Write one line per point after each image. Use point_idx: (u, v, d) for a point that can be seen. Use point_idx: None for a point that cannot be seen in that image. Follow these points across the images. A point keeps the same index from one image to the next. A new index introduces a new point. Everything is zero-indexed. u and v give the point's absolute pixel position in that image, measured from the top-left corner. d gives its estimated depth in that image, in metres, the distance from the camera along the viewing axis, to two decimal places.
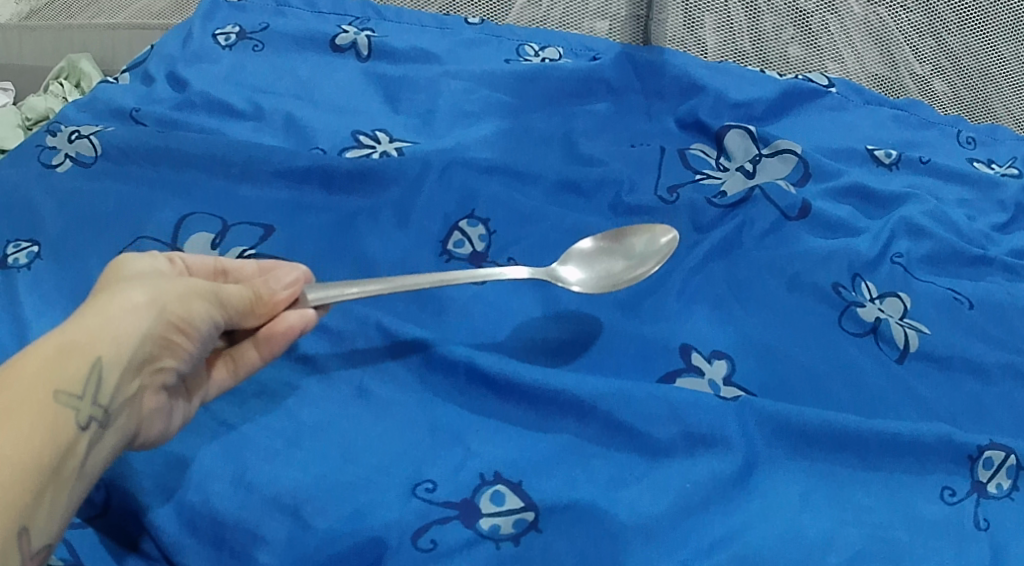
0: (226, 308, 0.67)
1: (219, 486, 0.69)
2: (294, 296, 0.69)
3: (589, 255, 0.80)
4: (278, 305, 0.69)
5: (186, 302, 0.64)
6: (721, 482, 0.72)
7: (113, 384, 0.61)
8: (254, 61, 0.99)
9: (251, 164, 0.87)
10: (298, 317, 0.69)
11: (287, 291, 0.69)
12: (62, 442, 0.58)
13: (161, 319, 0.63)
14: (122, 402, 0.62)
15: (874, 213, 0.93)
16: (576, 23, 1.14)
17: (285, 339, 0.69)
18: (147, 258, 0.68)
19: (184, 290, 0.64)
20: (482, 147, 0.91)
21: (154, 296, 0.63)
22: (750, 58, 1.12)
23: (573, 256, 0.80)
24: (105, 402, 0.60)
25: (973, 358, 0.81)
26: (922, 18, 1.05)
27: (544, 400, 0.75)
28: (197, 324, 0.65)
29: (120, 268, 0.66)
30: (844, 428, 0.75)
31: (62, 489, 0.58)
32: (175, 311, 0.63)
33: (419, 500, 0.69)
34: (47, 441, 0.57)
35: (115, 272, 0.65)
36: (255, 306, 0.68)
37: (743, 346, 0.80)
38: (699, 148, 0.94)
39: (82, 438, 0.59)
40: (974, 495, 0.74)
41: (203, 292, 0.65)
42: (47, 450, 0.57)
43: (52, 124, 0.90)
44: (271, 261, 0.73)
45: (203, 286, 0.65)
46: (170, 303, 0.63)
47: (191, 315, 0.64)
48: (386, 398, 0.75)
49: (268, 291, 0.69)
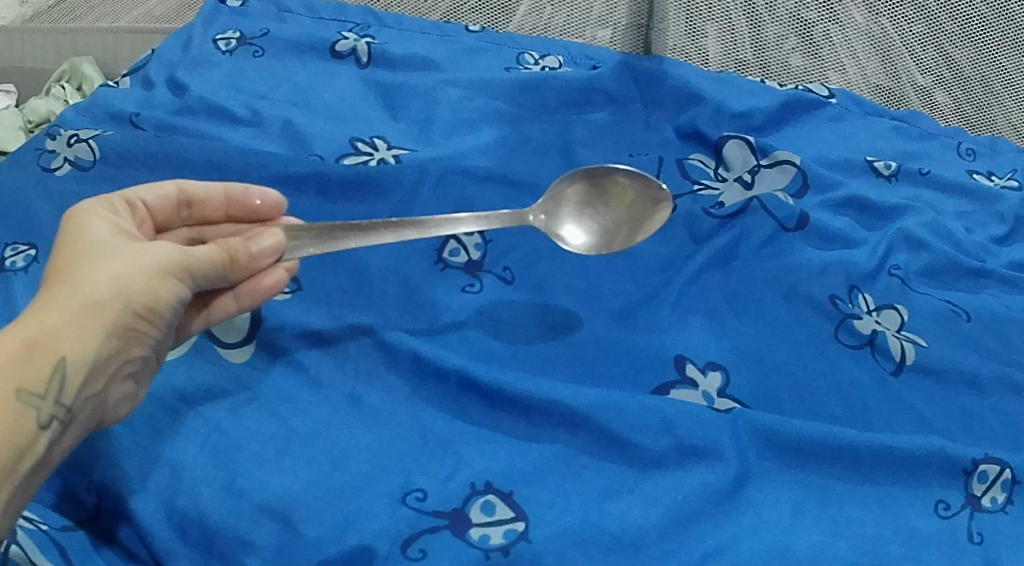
0: (196, 279, 0.67)
1: (209, 492, 0.69)
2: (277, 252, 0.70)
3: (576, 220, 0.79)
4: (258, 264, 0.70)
5: (151, 288, 0.64)
6: (712, 494, 0.72)
7: (77, 380, 0.62)
8: (254, 67, 0.99)
9: (248, 171, 0.87)
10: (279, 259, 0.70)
11: (267, 257, 0.69)
12: (21, 442, 0.60)
13: (125, 308, 0.64)
14: (87, 392, 0.63)
15: (872, 225, 0.93)
16: (577, 32, 1.14)
17: (268, 292, 0.73)
18: (111, 219, 0.68)
19: (150, 278, 0.64)
20: (479, 155, 0.91)
21: (119, 287, 0.63)
22: (751, 67, 1.12)
23: (564, 221, 0.79)
24: (68, 401, 0.62)
25: (970, 372, 0.81)
26: (924, 28, 1.05)
27: (536, 410, 0.74)
28: (164, 305, 0.66)
29: (83, 237, 0.66)
30: (838, 441, 0.74)
31: (23, 484, 0.61)
32: (140, 300, 0.64)
33: (409, 508, 0.69)
34: (7, 443, 0.59)
35: (78, 241, 0.65)
36: (230, 270, 0.69)
37: (737, 358, 0.80)
38: (697, 158, 0.94)
39: (43, 436, 0.61)
40: (968, 509, 0.74)
41: (169, 272, 0.65)
42: (6, 452, 0.59)
43: (52, 127, 0.91)
44: (239, 192, 0.75)
45: (170, 269, 0.65)
46: (134, 291, 0.64)
47: (157, 300, 0.65)
48: (378, 406, 0.75)
49: (245, 253, 0.69)
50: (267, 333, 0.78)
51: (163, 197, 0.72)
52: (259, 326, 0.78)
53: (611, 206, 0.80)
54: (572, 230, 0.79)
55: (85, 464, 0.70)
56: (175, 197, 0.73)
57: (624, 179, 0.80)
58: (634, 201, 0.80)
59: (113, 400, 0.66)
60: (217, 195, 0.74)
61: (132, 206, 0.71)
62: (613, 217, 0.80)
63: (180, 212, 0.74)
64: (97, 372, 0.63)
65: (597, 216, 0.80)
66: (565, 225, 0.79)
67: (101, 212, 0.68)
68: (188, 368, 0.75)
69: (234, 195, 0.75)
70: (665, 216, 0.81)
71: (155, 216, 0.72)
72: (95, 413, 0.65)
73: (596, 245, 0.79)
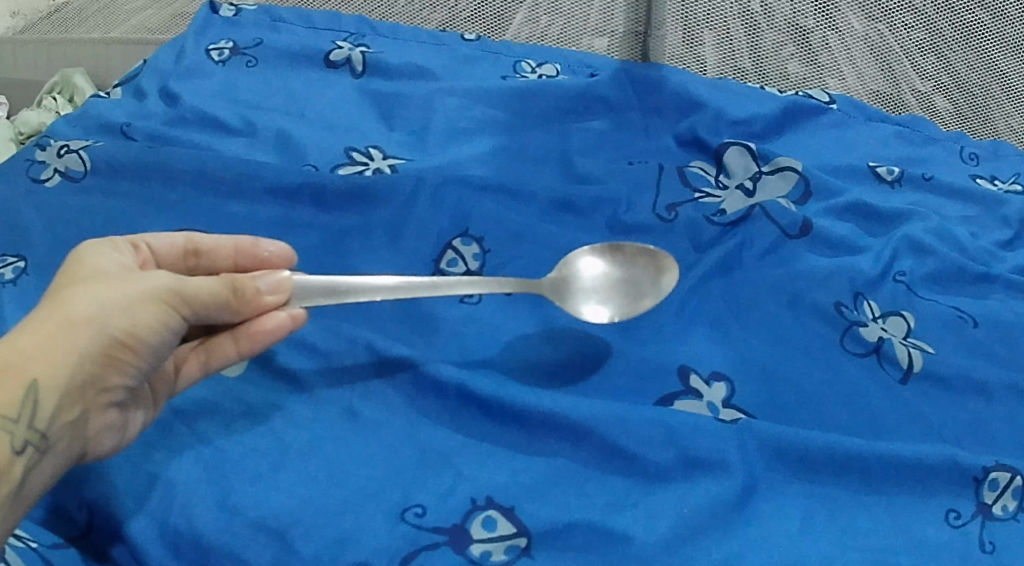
0: (189, 306, 0.64)
1: (203, 508, 0.68)
2: (281, 301, 0.66)
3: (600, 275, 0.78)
4: (261, 307, 0.66)
5: (133, 315, 0.62)
6: (720, 506, 0.70)
7: (50, 405, 0.60)
8: (247, 77, 0.98)
9: (242, 181, 0.86)
10: (286, 316, 0.68)
11: (272, 295, 0.66)
12: None
13: (104, 334, 0.61)
14: (63, 418, 0.61)
15: (876, 232, 0.91)
16: (574, 40, 1.12)
17: (270, 335, 0.68)
18: (110, 253, 0.66)
19: (131, 301, 0.62)
20: (476, 165, 0.90)
21: (98, 311, 0.61)
22: (749, 75, 1.11)
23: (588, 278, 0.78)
24: (41, 426, 0.60)
25: (979, 379, 0.79)
26: (923, 35, 1.04)
27: (537, 423, 0.73)
28: (149, 333, 0.63)
29: (77, 265, 0.64)
30: (846, 451, 0.73)
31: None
32: (120, 325, 0.62)
33: (408, 525, 0.68)
34: None
35: (74, 268, 0.64)
36: (232, 303, 0.65)
37: (741, 368, 0.78)
38: (698, 166, 0.93)
39: (17, 461, 0.59)
40: (979, 517, 0.72)
41: (155, 296, 0.63)
42: None
43: (43, 137, 0.89)
44: (250, 242, 0.72)
45: (155, 294, 0.63)
46: (115, 317, 0.62)
47: (138, 326, 0.62)
48: (376, 420, 0.73)
49: (251, 286, 0.65)
50: (261, 348, 0.76)
51: (169, 243, 0.70)
52: None
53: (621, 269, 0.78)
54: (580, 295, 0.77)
55: (76, 479, 0.68)
56: (182, 245, 0.71)
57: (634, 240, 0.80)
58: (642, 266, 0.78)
59: (93, 430, 0.64)
60: (226, 245, 0.71)
61: (134, 247, 0.69)
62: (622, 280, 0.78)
63: (188, 261, 0.71)
64: (73, 398, 0.61)
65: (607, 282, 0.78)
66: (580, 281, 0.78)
67: (102, 247, 0.67)
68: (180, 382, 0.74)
69: (245, 245, 0.72)
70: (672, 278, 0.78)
71: (159, 259, 0.70)
72: (75, 443, 0.63)
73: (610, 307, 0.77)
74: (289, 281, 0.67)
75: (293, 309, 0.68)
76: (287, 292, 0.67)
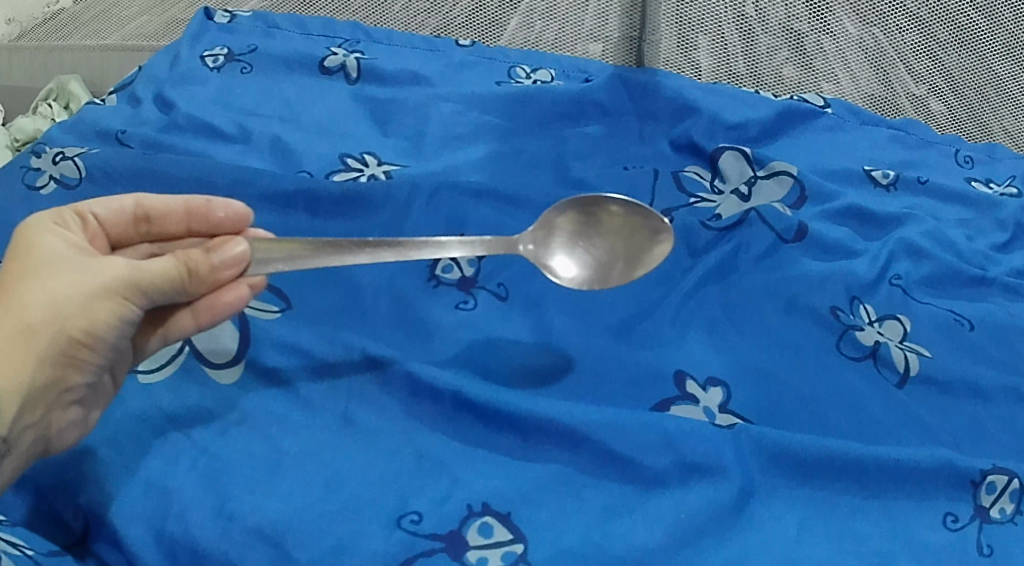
0: (145, 295, 0.64)
1: (199, 515, 0.67)
2: (240, 272, 0.66)
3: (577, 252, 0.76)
4: (219, 280, 0.66)
5: (89, 311, 0.62)
6: (717, 511, 0.70)
7: (11, 408, 0.62)
8: (242, 83, 0.98)
9: (236, 188, 0.85)
10: (235, 296, 0.68)
11: (230, 269, 0.65)
12: None
13: (60, 332, 0.62)
14: (24, 421, 0.63)
15: (871, 235, 0.92)
16: (568, 46, 1.12)
17: (229, 307, 0.69)
18: (60, 232, 0.65)
19: (84, 298, 0.62)
20: (471, 171, 0.90)
21: (52, 311, 0.62)
22: (744, 79, 1.11)
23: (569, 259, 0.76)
24: (2, 431, 0.62)
25: (975, 382, 0.79)
26: (917, 38, 1.04)
27: (533, 429, 0.73)
28: (105, 329, 0.63)
29: (28, 250, 0.64)
30: (844, 455, 0.73)
31: None
32: (76, 326, 0.62)
33: (403, 532, 0.68)
34: None
35: (25, 254, 0.64)
36: (188, 282, 0.65)
37: (738, 373, 0.78)
38: (694, 171, 0.93)
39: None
40: (977, 520, 0.72)
41: (109, 291, 0.63)
42: None
43: (37, 144, 0.89)
44: (201, 204, 0.70)
45: (109, 287, 0.63)
46: (70, 316, 0.62)
47: (94, 324, 0.63)
48: (372, 426, 0.73)
49: (205, 264, 0.65)
50: (255, 354, 0.75)
51: (117, 211, 0.69)
52: (247, 347, 0.75)
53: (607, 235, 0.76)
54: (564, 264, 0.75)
55: (71, 487, 0.68)
56: (132, 211, 0.69)
57: (617, 208, 0.76)
58: (632, 233, 0.76)
59: (57, 427, 0.65)
60: (176, 210, 0.70)
61: (82, 219, 0.68)
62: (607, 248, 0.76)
63: (138, 227, 0.70)
64: (36, 400, 0.63)
65: (591, 247, 0.76)
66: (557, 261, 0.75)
67: (52, 226, 0.66)
68: (174, 389, 0.73)
69: (196, 208, 0.70)
70: (665, 249, 0.77)
71: (108, 230, 0.69)
72: (38, 440, 0.65)
73: (590, 278, 0.75)
74: (246, 254, 0.66)
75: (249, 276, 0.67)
76: (247, 260, 0.66)
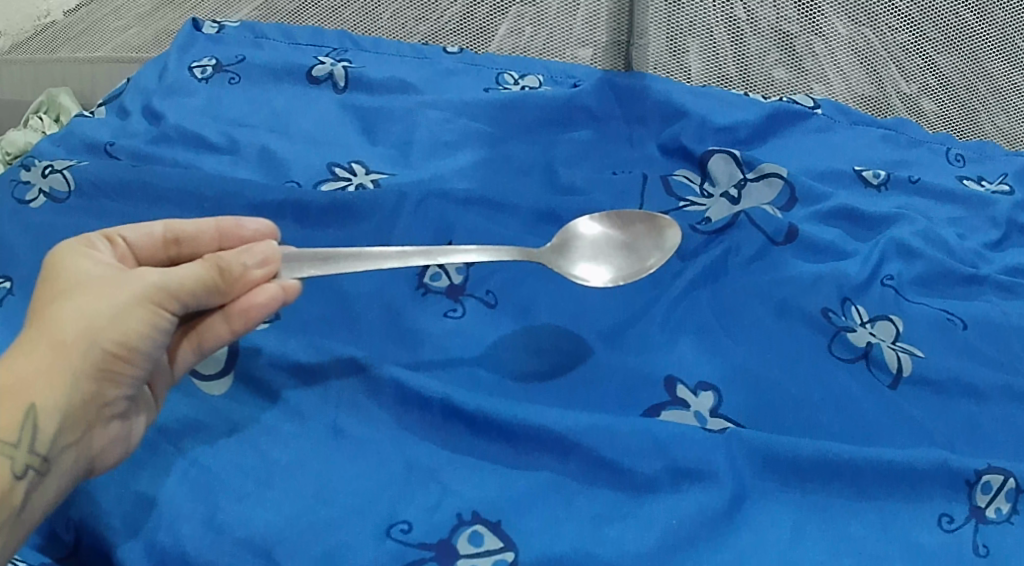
0: (179, 300, 0.64)
1: (190, 527, 0.67)
2: (269, 274, 0.66)
3: (605, 252, 0.78)
4: (250, 282, 0.66)
5: (123, 321, 0.62)
6: (709, 516, 0.70)
7: (50, 427, 0.62)
8: (230, 95, 0.98)
9: (225, 198, 0.85)
10: (270, 295, 0.66)
11: (261, 269, 0.66)
12: None
13: (94, 346, 0.62)
14: (64, 440, 0.63)
15: (862, 236, 0.91)
16: (558, 51, 1.12)
17: (263, 311, 0.67)
18: (90, 254, 0.66)
19: (118, 308, 0.62)
20: (460, 179, 0.90)
21: (86, 326, 0.62)
22: (734, 81, 1.11)
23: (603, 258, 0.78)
24: (43, 449, 0.62)
25: (969, 381, 0.79)
26: (908, 38, 1.04)
27: (523, 437, 0.72)
28: (139, 338, 0.63)
29: (59, 274, 0.64)
30: (836, 458, 0.72)
31: (4, 529, 0.61)
32: (111, 338, 0.62)
33: (393, 541, 0.67)
34: None
35: (57, 278, 0.64)
36: (222, 284, 0.65)
37: (729, 376, 0.78)
38: (683, 175, 0.93)
39: (19, 486, 0.61)
40: (973, 521, 0.72)
41: (144, 300, 0.63)
42: None
43: (27, 157, 0.89)
44: (228, 222, 0.71)
45: (143, 296, 0.63)
46: (102, 330, 0.62)
47: (128, 335, 0.63)
48: (361, 435, 0.73)
49: (237, 265, 0.65)
50: (245, 363, 0.75)
51: (147, 235, 0.69)
52: (236, 357, 0.75)
53: (630, 228, 0.79)
54: (582, 260, 0.78)
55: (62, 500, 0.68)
56: (161, 234, 0.70)
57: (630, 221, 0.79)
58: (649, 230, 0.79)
59: (99, 445, 0.65)
60: (207, 230, 0.71)
61: (112, 243, 0.68)
62: (631, 241, 0.79)
63: (170, 251, 0.71)
64: (75, 418, 0.63)
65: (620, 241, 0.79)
66: (591, 265, 0.78)
67: (81, 249, 0.66)
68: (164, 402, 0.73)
69: (227, 227, 0.72)
70: (672, 233, 0.79)
71: (139, 254, 0.70)
72: (82, 458, 0.64)
73: (628, 264, 0.78)
74: (276, 253, 0.67)
75: (284, 281, 0.68)
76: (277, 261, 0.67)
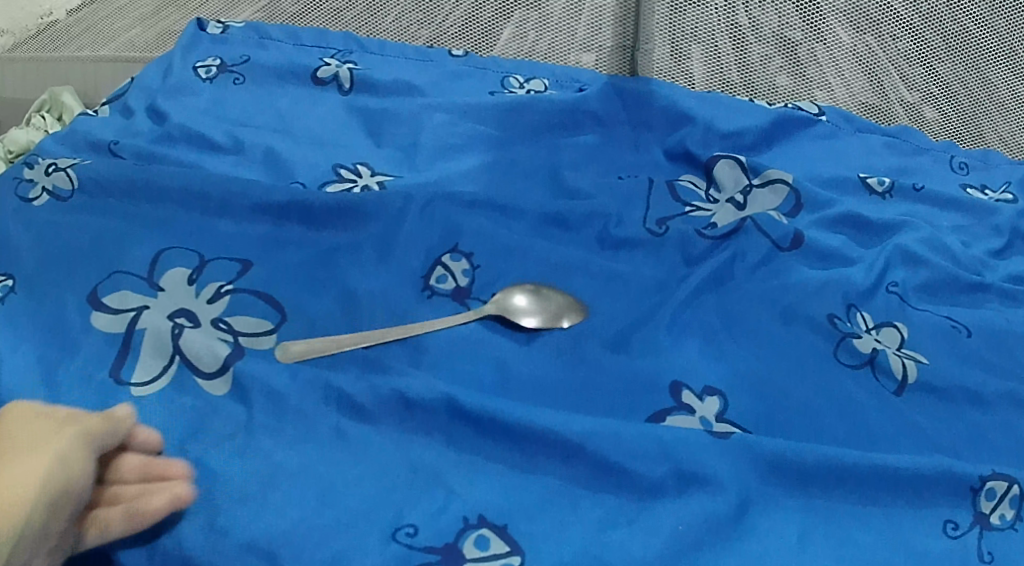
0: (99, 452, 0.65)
1: (194, 529, 0.67)
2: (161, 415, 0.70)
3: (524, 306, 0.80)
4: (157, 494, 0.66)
5: (64, 452, 0.63)
6: (715, 522, 0.69)
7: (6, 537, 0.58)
8: (236, 95, 0.98)
9: (229, 198, 0.85)
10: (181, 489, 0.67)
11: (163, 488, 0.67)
12: None
13: (47, 471, 0.61)
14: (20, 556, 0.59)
15: (867, 242, 0.91)
16: (561, 56, 1.12)
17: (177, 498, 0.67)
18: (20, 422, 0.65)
19: (50, 440, 0.63)
20: (465, 181, 0.90)
21: (43, 454, 0.62)
22: (737, 88, 1.11)
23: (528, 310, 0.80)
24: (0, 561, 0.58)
25: (974, 388, 0.79)
26: (910, 46, 1.04)
27: (529, 440, 0.72)
28: (81, 471, 0.63)
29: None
30: (843, 463, 0.72)
31: None
32: (61, 466, 0.62)
33: (399, 545, 0.67)
34: None
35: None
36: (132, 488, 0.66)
37: (734, 382, 0.78)
38: (689, 180, 0.93)
39: None
40: (977, 527, 0.72)
41: (78, 437, 0.64)
42: None
43: (30, 155, 0.89)
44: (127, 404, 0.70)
45: (74, 433, 0.64)
46: (54, 461, 0.62)
47: (72, 463, 0.63)
48: (366, 437, 0.72)
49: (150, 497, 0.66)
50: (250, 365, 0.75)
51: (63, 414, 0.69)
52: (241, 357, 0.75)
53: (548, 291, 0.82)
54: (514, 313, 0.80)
55: None
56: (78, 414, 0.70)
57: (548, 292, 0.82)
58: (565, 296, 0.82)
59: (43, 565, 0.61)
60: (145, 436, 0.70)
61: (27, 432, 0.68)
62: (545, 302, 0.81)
63: None
64: (32, 534, 0.60)
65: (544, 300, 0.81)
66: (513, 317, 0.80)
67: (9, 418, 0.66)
68: (167, 403, 0.73)
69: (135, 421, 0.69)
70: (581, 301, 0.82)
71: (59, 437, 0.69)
72: None
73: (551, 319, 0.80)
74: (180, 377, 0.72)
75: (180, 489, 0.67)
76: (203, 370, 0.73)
